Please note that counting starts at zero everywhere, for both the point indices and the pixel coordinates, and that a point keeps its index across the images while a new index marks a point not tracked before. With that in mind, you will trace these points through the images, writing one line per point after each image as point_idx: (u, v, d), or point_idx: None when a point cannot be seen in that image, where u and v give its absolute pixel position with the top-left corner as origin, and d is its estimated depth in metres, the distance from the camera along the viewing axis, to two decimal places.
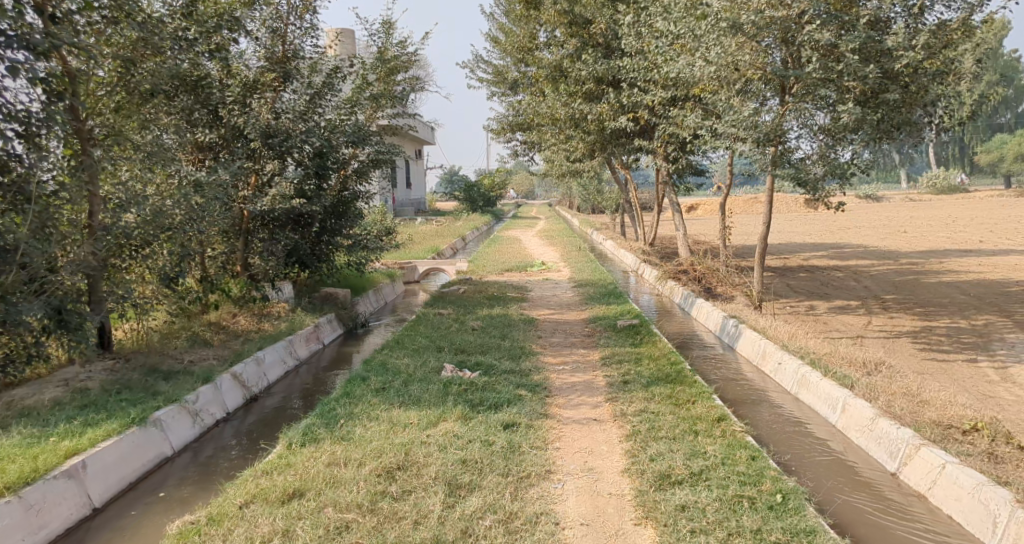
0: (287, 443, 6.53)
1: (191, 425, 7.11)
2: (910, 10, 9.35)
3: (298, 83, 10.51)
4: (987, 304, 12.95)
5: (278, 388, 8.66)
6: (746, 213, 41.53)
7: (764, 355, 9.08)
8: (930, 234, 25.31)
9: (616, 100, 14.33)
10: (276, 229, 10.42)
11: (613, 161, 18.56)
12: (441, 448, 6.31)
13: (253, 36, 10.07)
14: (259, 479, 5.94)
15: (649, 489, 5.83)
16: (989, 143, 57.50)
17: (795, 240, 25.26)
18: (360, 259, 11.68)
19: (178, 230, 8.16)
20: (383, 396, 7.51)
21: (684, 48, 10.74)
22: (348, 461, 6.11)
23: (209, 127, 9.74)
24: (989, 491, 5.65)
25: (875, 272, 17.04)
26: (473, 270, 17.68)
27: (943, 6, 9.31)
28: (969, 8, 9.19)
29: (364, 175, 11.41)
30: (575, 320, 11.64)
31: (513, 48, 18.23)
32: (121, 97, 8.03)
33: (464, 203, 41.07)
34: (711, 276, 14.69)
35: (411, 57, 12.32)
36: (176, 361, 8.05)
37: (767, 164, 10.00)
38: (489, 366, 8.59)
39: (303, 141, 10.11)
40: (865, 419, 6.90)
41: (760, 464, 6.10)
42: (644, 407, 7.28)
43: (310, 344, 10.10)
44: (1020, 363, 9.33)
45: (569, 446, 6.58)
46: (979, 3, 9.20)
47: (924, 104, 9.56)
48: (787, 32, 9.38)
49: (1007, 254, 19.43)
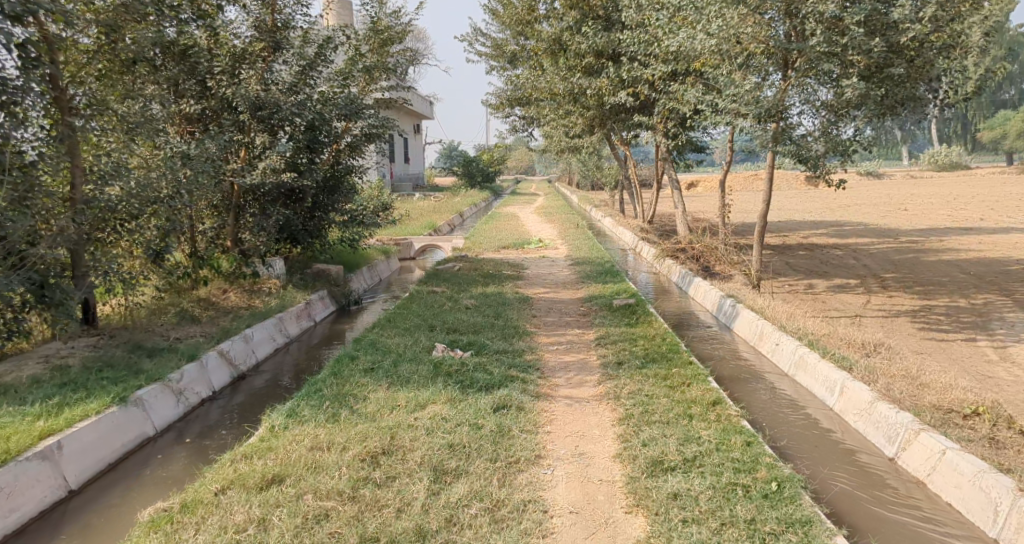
0: (269, 426, 6.39)
1: (175, 404, 6.96)
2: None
3: (289, 53, 10.21)
4: (986, 283, 12.79)
5: (267, 366, 8.50)
6: (746, 190, 41.27)
7: (762, 335, 8.92)
8: (932, 211, 25.14)
9: (616, 74, 14.07)
10: (268, 203, 10.20)
11: (613, 137, 18.31)
12: (428, 432, 6.17)
13: (241, 5, 9.80)
14: (238, 464, 5.79)
15: (641, 475, 5.69)
16: (992, 120, 57.09)
17: (794, 217, 25.05)
18: (352, 234, 11.51)
19: (164, 201, 7.94)
20: (372, 376, 7.36)
21: (684, 21, 10.46)
22: (331, 445, 5.96)
23: (196, 99, 9.55)
24: (991, 480, 5.51)
25: (874, 250, 16.86)
26: (470, 246, 17.47)
27: None
28: None
29: (357, 150, 11.15)
30: (570, 299, 11.47)
31: (511, 20, 17.85)
32: (106, 64, 7.77)
33: (463, 178, 40.79)
34: (709, 254, 14.53)
35: (406, 27, 12.01)
36: (161, 338, 7.87)
37: (767, 141, 9.75)
38: (481, 345, 8.45)
39: (294, 114, 9.86)
40: (863, 402, 6.75)
41: (755, 450, 5.95)
42: (638, 390, 7.13)
43: (301, 321, 9.93)
44: (1020, 343, 9.20)
45: (560, 429, 6.44)
46: None
47: (928, 78, 9.48)
48: (791, 4, 9.18)
49: (1008, 232, 19.22)
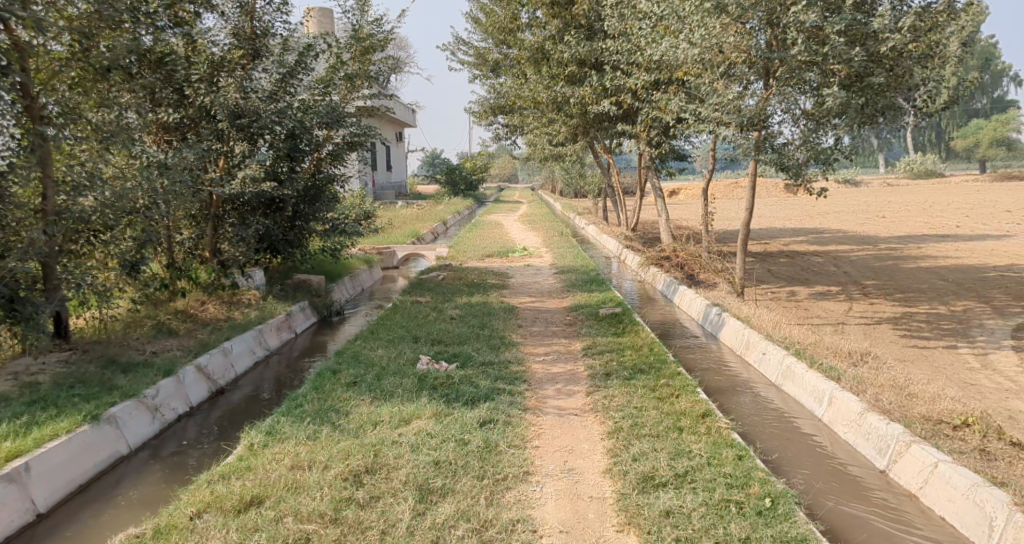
0: (249, 444, 6.20)
1: (150, 421, 6.75)
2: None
3: (268, 61, 10.17)
4: (965, 290, 12.83)
5: (247, 380, 8.29)
6: (727, 198, 41.42)
7: (748, 345, 8.83)
8: (908, 218, 25.35)
9: (599, 83, 14.02)
10: (247, 213, 10.09)
11: (596, 145, 18.25)
12: (412, 448, 6.01)
13: (219, 11, 9.57)
14: (215, 485, 5.60)
15: (632, 492, 5.57)
16: (966, 129, 57.81)
17: (774, 224, 25.11)
18: (334, 244, 11.35)
19: (141, 211, 7.83)
20: (355, 390, 7.18)
21: (667, 30, 10.40)
22: (313, 464, 5.79)
23: (174, 107, 9.32)
24: (985, 493, 5.43)
25: (854, 257, 16.89)
26: (454, 255, 17.30)
27: None
28: None
29: (339, 159, 10.91)
30: (555, 308, 11.36)
31: (494, 28, 17.76)
32: (79, 72, 7.50)
33: (445, 187, 40.67)
34: (693, 262, 14.47)
35: (388, 35, 11.85)
36: (137, 352, 7.64)
37: (750, 149, 9.71)
38: (466, 357, 8.30)
39: (274, 122, 9.73)
40: (853, 413, 6.66)
41: (746, 464, 5.84)
42: (627, 402, 7.00)
43: (282, 333, 9.73)
44: (1000, 350, 9.18)
45: (549, 444, 6.30)
46: None
47: (907, 87, 9.32)
48: (773, 13, 9.13)
49: (983, 238, 19.36)
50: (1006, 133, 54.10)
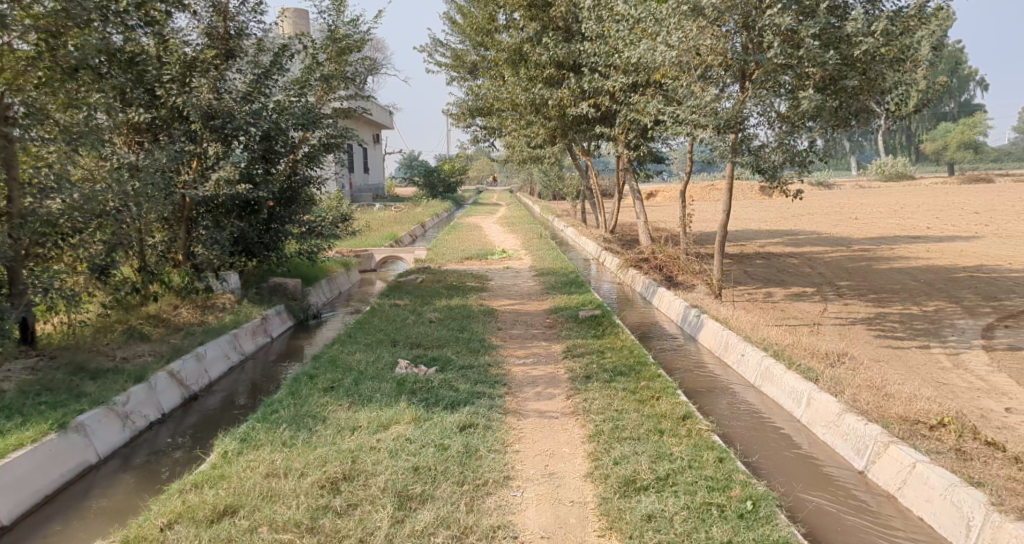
0: (222, 451, 6.06)
1: (121, 429, 6.59)
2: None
3: (242, 61, 10.03)
4: (937, 289, 12.96)
5: (221, 386, 8.13)
6: (703, 200, 41.66)
7: (727, 347, 8.81)
8: (879, 219, 25.62)
9: (577, 85, 14.00)
10: (221, 216, 9.92)
11: (574, 147, 18.23)
12: (391, 454, 5.90)
13: (192, 11, 9.42)
14: (187, 495, 5.46)
15: (613, 496, 5.51)
16: (935, 132, 58.69)
17: (749, 226, 25.27)
18: (310, 247, 11.21)
19: (110, 214, 7.71)
20: (332, 395, 7.06)
21: (644, 33, 10.36)
22: (288, 471, 5.67)
23: (145, 108, 9.12)
24: (962, 493, 5.43)
25: (828, 258, 17.00)
26: (432, 258, 17.18)
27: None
28: None
29: (315, 160, 10.83)
30: (535, 311, 11.29)
31: (472, 30, 17.69)
32: (47, 71, 7.34)
33: (423, 189, 40.50)
34: (671, 264, 14.47)
35: (365, 36, 11.73)
36: (107, 358, 7.47)
37: (726, 151, 9.75)
38: (445, 360, 8.20)
39: (248, 123, 9.61)
40: (831, 414, 6.65)
41: (727, 466, 5.80)
42: (608, 405, 6.95)
43: (257, 337, 9.57)
44: (972, 349, 9.25)
45: (530, 448, 6.22)
46: None
47: (880, 90, 9.31)
48: (749, 17, 9.16)
49: (952, 239, 19.59)
50: (973, 136, 54.99)
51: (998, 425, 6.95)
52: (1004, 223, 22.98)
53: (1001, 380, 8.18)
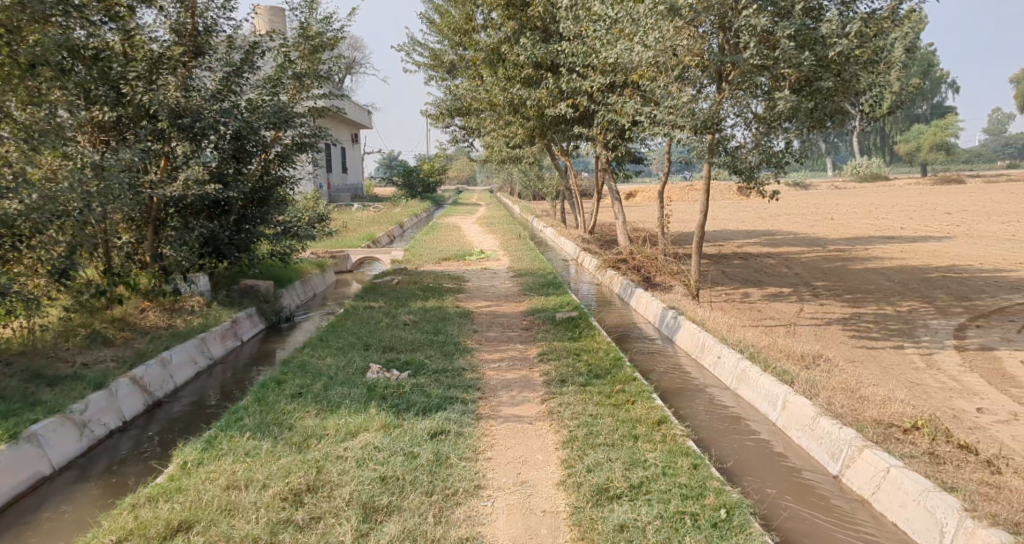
0: (182, 462, 5.89)
1: (78, 438, 6.39)
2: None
3: (211, 58, 9.85)
4: (910, 290, 13.00)
5: (187, 391, 7.92)
6: (681, 201, 41.74)
7: (704, 348, 8.73)
8: (855, 220, 25.76)
9: (555, 86, 13.91)
10: (190, 216, 9.67)
11: (553, 147, 18.15)
12: (358, 463, 5.76)
13: (158, 6, 9.23)
14: (141, 510, 5.28)
15: (586, 505, 5.40)
16: (909, 134, 59.30)
17: (726, 227, 25.31)
18: (284, 248, 11.01)
19: (72, 215, 7.46)
20: (300, 401, 6.90)
21: (622, 33, 10.26)
22: (249, 483, 5.50)
23: (110, 106, 8.85)
24: (936, 499, 5.36)
25: (804, 259, 17.02)
26: (409, 259, 17.00)
27: None
28: None
29: (287, 160, 10.66)
30: (512, 312, 11.16)
31: (449, 29, 17.53)
32: (2, 68, 7.16)
33: (402, 189, 40.25)
34: (649, 265, 14.41)
35: (338, 34, 11.58)
36: (66, 364, 7.25)
37: (704, 152, 9.69)
38: (419, 365, 8.06)
39: (217, 121, 9.38)
40: (806, 417, 6.59)
41: (702, 473, 5.70)
42: (583, 409, 6.83)
43: (227, 341, 9.36)
44: (945, 349, 9.25)
45: (502, 455, 6.09)
46: None
47: (854, 92, 9.30)
48: (724, 18, 9.11)
49: (925, 240, 19.72)
50: (945, 137, 55.67)
51: (970, 425, 6.94)
52: (975, 223, 23.20)
53: (973, 380, 8.18)
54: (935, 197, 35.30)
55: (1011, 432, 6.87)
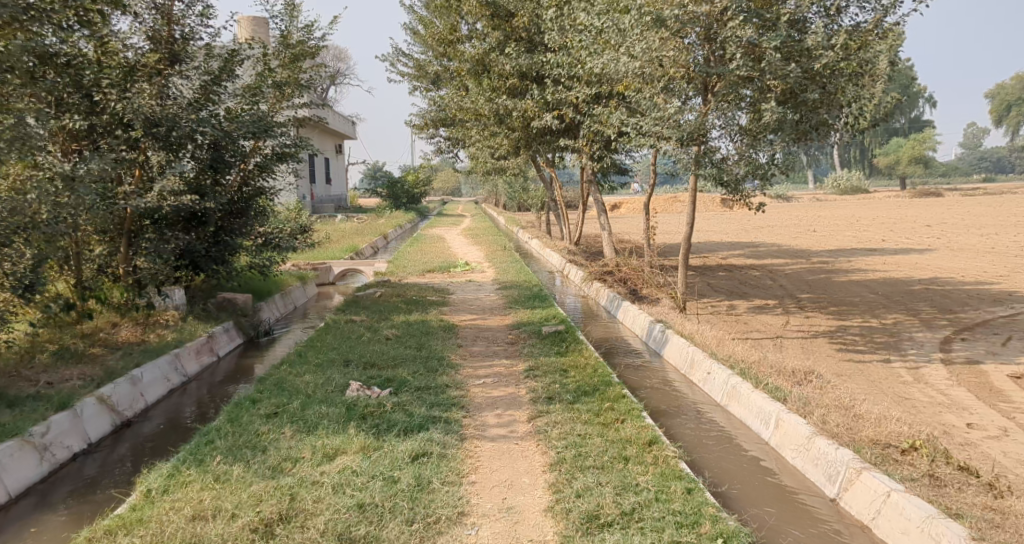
0: (146, 491, 5.59)
1: (37, 463, 6.09)
2: (827, 11, 8.96)
3: (189, 66, 9.53)
4: (894, 302, 12.86)
5: (158, 411, 7.61)
6: (666, 213, 41.58)
7: (693, 364, 8.51)
8: (839, 232, 25.69)
9: (540, 96, 13.72)
10: (165, 227, 9.29)
11: (539, 158, 17.95)
12: (335, 489, 5.49)
13: (133, 12, 8.92)
14: None
15: (575, 535, 5.15)
16: (888, 147, 59.69)
17: (711, 238, 25.14)
18: (263, 260, 10.67)
19: (37, 227, 7.04)
20: (275, 422, 6.60)
21: (608, 43, 10.06)
22: (218, 513, 5.22)
23: (83, 114, 8.51)
24: (940, 526, 5.11)
25: (789, 271, 16.88)
26: (393, 271, 16.67)
27: (858, 8, 8.99)
28: (882, 9, 8.90)
29: (267, 170, 10.35)
30: (496, 326, 10.90)
31: (433, 40, 17.34)
32: None
33: (387, 200, 39.92)
34: (636, 278, 14.19)
35: (319, 42, 11.35)
36: (27, 385, 6.93)
37: (689, 164, 9.46)
38: (400, 382, 7.78)
39: (194, 130, 9.12)
40: (801, 437, 6.37)
41: (696, 499, 5.46)
42: (571, 429, 6.59)
43: (203, 357, 9.03)
44: (932, 363, 9.07)
45: (487, 479, 5.84)
46: (893, 5, 8.87)
47: (839, 104, 9.18)
48: (710, 29, 8.92)
49: (907, 252, 19.65)
50: (924, 151, 56.17)
51: (961, 442, 6.75)
52: (954, 235, 23.16)
53: (961, 395, 8.00)
54: (914, 209, 35.38)
55: (1002, 448, 6.68)
